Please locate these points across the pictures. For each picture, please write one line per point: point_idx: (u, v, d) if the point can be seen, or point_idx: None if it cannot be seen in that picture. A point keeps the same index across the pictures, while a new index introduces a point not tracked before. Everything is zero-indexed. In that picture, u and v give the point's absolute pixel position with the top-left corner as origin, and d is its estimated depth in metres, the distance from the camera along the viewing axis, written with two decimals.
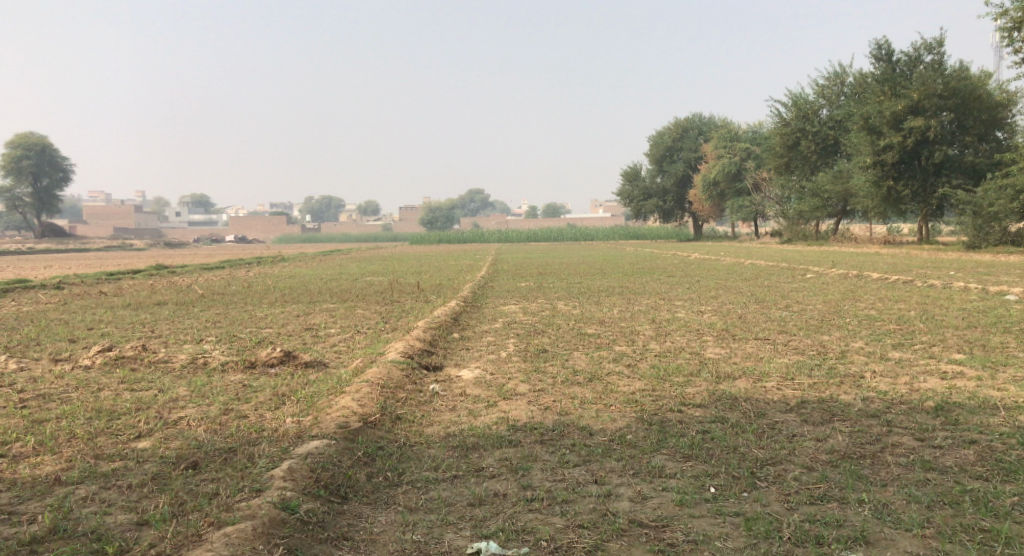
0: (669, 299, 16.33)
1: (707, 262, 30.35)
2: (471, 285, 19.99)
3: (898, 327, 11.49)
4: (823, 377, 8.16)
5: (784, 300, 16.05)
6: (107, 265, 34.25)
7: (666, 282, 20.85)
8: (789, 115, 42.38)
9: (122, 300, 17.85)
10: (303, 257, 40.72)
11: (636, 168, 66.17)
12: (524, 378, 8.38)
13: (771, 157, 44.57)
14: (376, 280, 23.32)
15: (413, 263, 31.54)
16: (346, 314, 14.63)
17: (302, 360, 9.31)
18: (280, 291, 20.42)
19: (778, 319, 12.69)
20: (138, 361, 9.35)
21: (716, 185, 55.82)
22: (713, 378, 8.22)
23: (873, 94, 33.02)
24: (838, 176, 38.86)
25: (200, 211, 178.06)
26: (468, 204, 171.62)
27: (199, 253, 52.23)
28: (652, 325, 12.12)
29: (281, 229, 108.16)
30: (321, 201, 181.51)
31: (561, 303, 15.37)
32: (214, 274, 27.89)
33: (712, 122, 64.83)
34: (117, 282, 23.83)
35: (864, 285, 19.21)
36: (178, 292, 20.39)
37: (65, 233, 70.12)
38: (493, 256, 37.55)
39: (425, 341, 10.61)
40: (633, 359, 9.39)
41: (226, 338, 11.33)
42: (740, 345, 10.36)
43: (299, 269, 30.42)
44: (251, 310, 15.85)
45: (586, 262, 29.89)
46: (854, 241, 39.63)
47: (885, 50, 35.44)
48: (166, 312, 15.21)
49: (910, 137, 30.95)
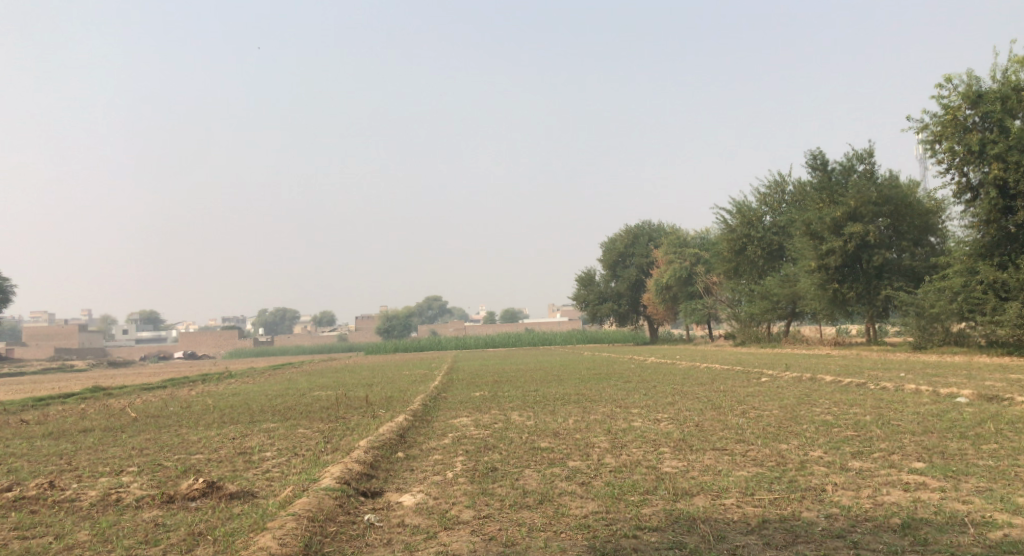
0: (625, 407, 15.86)
1: (662, 367, 30.15)
2: (422, 397, 19.21)
3: (856, 434, 11.15)
4: (784, 492, 7.69)
5: (740, 406, 15.67)
6: (40, 390, 32.54)
7: (622, 389, 20.33)
8: (734, 221, 43.47)
9: (47, 428, 16.70)
10: (250, 372, 39.51)
11: (589, 274, 66.75)
12: (469, 502, 7.78)
13: (719, 262, 45.35)
14: (323, 394, 22.45)
15: (364, 375, 30.69)
16: (286, 434, 13.79)
17: (227, 491, 8.57)
18: (221, 411, 19.43)
19: (736, 427, 12.25)
20: (42, 502, 8.55)
21: (668, 289, 56.44)
22: (670, 496, 7.72)
23: (812, 202, 34.14)
24: (785, 280, 39.59)
25: (149, 328, 174.46)
26: (424, 311, 171.46)
27: (143, 372, 50.45)
28: (606, 437, 11.61)
29: (232, 344, 105.90)
30: (276, 314, 179.66)
31: (514, 414, 14.75)
32: (155, 394, 26.72)
33: (660, 229, 66.21)
34: (47, 407, 22.49)
35: (818, 388, 19.02)
36: (109, 416, 19.24)
37: (2, 357, 67.29)
38: (447, 364, 36.90)
39: (366, 462, 9.93)
40: (586, 476, 8.85)
41: (148, 468, 10.52)
42: (698, 457, 9.89)
43: (245, 385, 29.34)
44: (184, 433, 14.92)
45: (541, 369, 29.47)
46: (805, 343, 39.97)
47: (820, 160, 36.92)
48: (91, 440, 14.20)
49: (850, 242, 31.80)
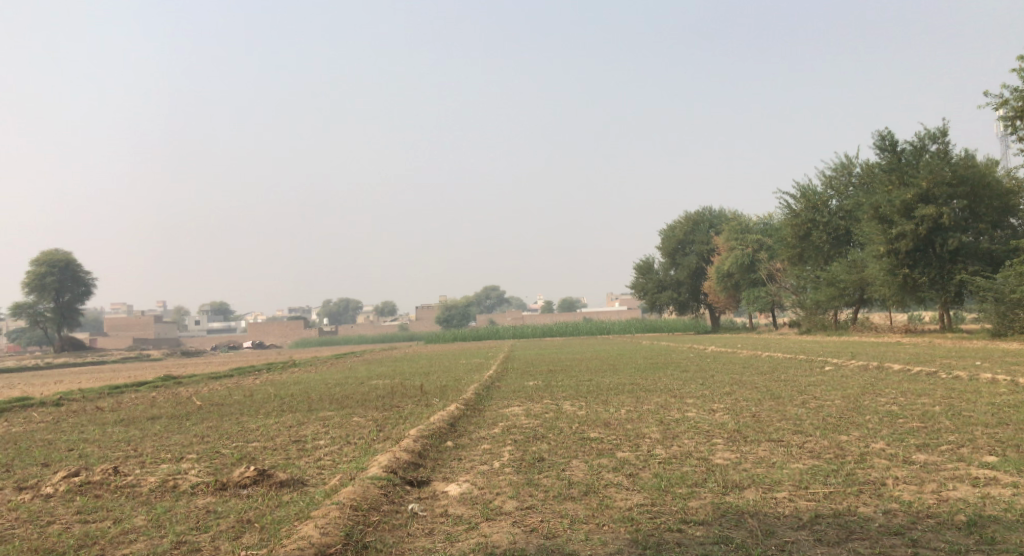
0: (680, 397, 15.56)
1: (723, 355, 29.53)
2: (476, 386, 19.22)
3: (922, 425, 10.68)
4: (840, 486, 7.38)
5: (801, 396, 15.19)
6: (115, 378, 33.73)
7: (680, 378, 19.98)
8: (798, 206, 42.32)
9: (117, 416, 17.25)
10: (313, 361, 40.26)
11: (649, 262, 65.96)
12: (513, 493, 7.70)
13: (783, 248, 44.24)
14: (381, 383, 22.68)
15: (422, 364, 30.92)
16: (341, 422, 13.95)
17: (277, 479, 8.67)
18: (282, 399, 19.78)
19: (794, 418, 11.88)
20: (104, 487, 8.81)
21: (730, 277, 55.38)
22: (719, 489, 7.49)
23: (881, 184, 32.97)
24: (852, 266, 38.37)
25: (219, 318, 179.70)
26: (484, 300, 172.45)
27: (212, 362, 51.89)
28: (658, 427, 11.39)
29: (298, 333, 108.21)
30: (340, 304, 183.07)
31: (567, 404, 14.63)
32: (221, 383, 27.43)
33: (722, 215, 64.96)
34: (120, 395, 23.30)
35: (885, 377, 18.34)
36: (176, 404, 19.78)
37: (85, 346, 70.16)
38: (505, 353, 36.91)
39: (415, 452, 9.94)
40: (635, 467, 8.67)
41: (206, 455, 10.75)
42: (752, 449, 9.60)
43: (307, 374, 29.87)
44: (244, 421, 15.22)
45: (599, 358, 29.22)
46: (875, 330, 38.69)
47: (889, 140, 35.61)
48: (155, 428, 14.60)
49: (922, 225, 30.59)
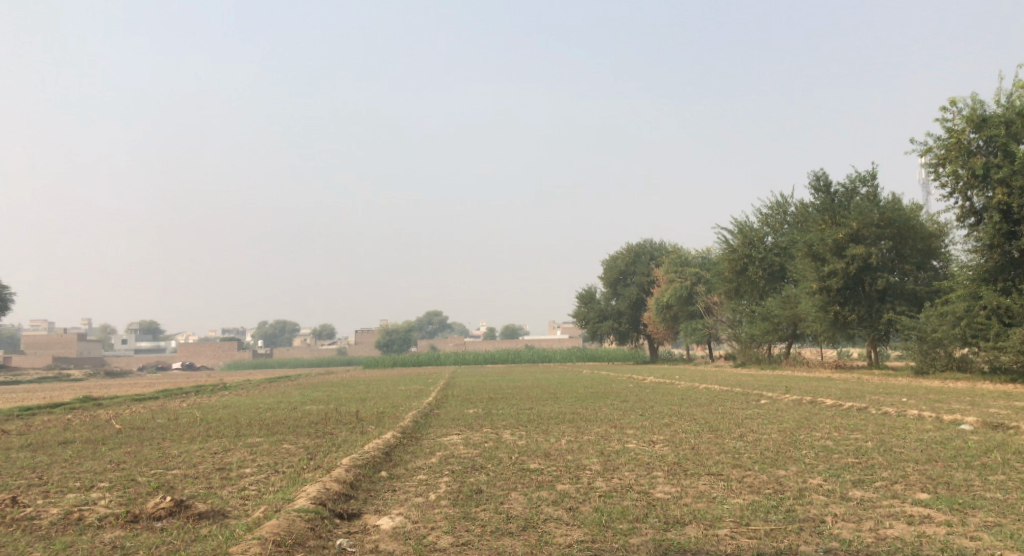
0: (620, 428, 15.43)
1: (661, 386, 29.56)
2: (414, 413, 18.76)
3: (857, 461, 10.73)
4: (781, 522, 7.29)
5: (738, 429, 15.22)
6: (31, 399, 32.01)
7: (619, 409, 19.85)
8: (736, 241, 43.14)
9: (28, 439, 16.22)
10: (245, 384, 39.02)
11: (590, 291, 66.35)
12: (448, 528, 7.37)
13: (721, 282, 44.95)
14: (315, 408, 22.02)
15: (359, 389, 30.22)
16: (270, 449, 13.36)
17: (196, 511, 8.16)
18: (209, 424, 18.96)
19: (733, 451, 11.84)
20: (1, 520, 8.14)
21: (669, 308, 55.99)
22: (660, 525, 7.29)
23: (815, 223, 33.81)
24: (786, 301, 39.15)
25: (149, 338, 174.06)
26: (423, 327, 171.49)
27: (137, 383, 49.89)
28: (599, 459, 11.19)
29: (230, 355, 105.22)
30: (277, 326, 179.39)
31: (506, 433, 14.34)
32: (146, 405, 26.27)
33: (662, 248, 65.89)
34: (34, 416, 22.08)
35: (819, 412, 18.57)
36: (94, 428, 18.76)
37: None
38: (443, 380, 36.31)
39: (346, 482, 9.49)
40: (574, 501, 8.42)
41: (120, 484, 10.09)
42: (692, 483, 9.46)
43: (237, 397, 28.86)
44: (166, 447, 14.47)
45: (538, 386, 28.96)
46: (806, 365, 39.42)
47: (823, 181, 36.63)
48: (69, 453, 13.75)
49: (852, 264, 31.40)
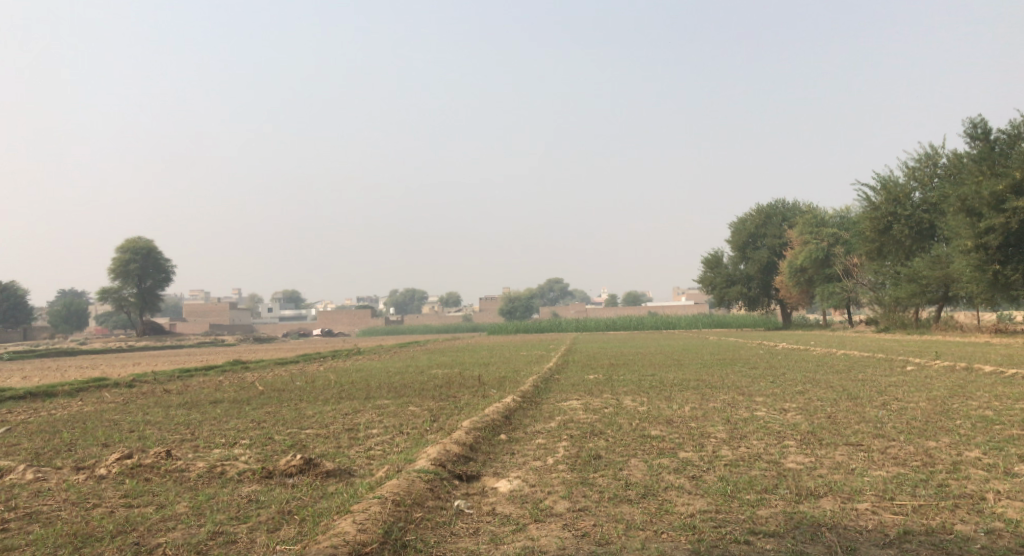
0: (748, 395, 14.79)
1: (795, 353, 28.23)
2: (535, 378, 18.75)
3: (1021, 434, 9.73)
4: (932, 499, 6.72)
5: (880, 397, 14.23)
6: (187, 362, 34.42)
7: (748, 376, 19.06)
8: (879, 198, 40.46)
9: (181, 399, 17.32)
10: (377, 350, 40.41)
11: (718, 255, 64.33)
12: (565, 492, 7.21)
13: (861, 242, 42.38)
14: (440, 372, 22.41)
15: (483, 354, 30.60)
16: (395, 411, 13.65)
17: (323, 469, 8.39)
18: (342, 387, 19.67)
19: (875, 421, 11.04)
20: (153, 471, 8.65)
21: (804, 271, 53.45)
22: (793, 497, 6.84)
23: (971, 175, 31.11)
24: (936, 261, 36.43)
25: (291, 305, 183.85)
26: (548, 293, 172.55)
27: (282, 348, 52.68)
28: (725, 427, 10.70)
29: (365, 322, 109.50)
30: (407, 295, 185.34)
31: (628, 399, 14.02)
32: (286, 369, 27.65)
33: (796, 208, 62.85)
34: (188, 378, 23.69)
35: (973, 380, 17.10)
36: (238, 389, 19.88)
37: (165, 332, 72.22)
38: (567, 345, 36.21)
39: (466, 444, 9.51)
40: (698, 469, 8.04)
41: (257, 442, 10.56)
42: (828, 453, 8.89)
43: (368, 362, 29.86)
44: (302, 408, 15.11)
45: (664, 352, 28.32)
46: (960, 330, 36.70)
47: (980, 128, 33.61)
48: (215, 412, 14.56)
49: (1014, 218, 28.71)
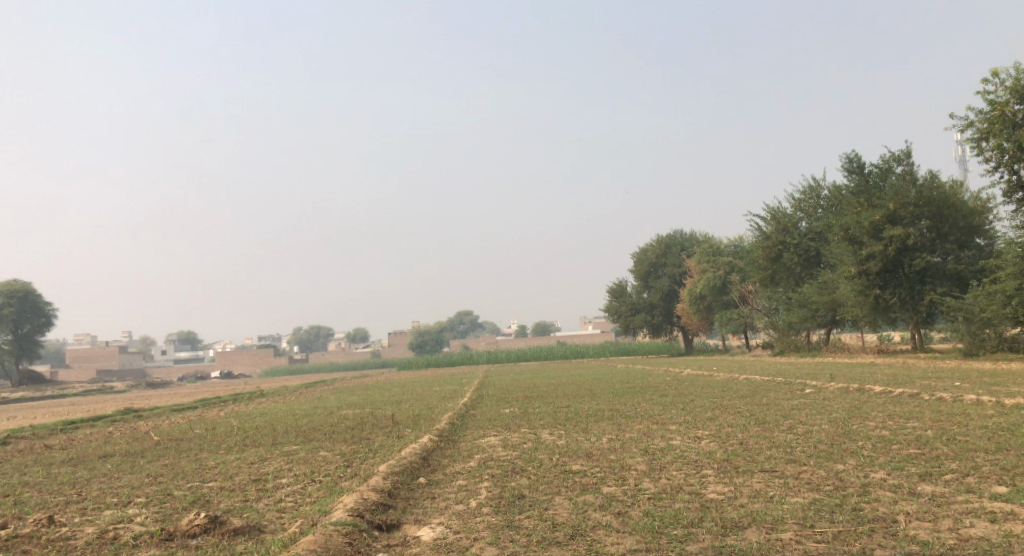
0: (662, 424, 14.96)
1: (699, 379, 28.96)
2: (450, 415, 18.45)
3: (919, 452, 10.15)
4: (850, 523, 6.86)
5: (786, 421, 14.64)
6: (75, 413, 32.34)
7: (659, 404, 19.32)
8: (769, 228, 42.29)
9: (67, 455, 16.15)
10: (282, 391, 39.07)
11: (621, 285, 65.65)
12: (492, 538, 6.98)
13: (755, 270, 44.13)
14: (351, 413, 21.75)
15: (394, 392, 29.96)
16: (306, 457, 13.10)
17: (229, 527, 7.87)
18: (247, 433, 18.83)
19: (785, 445, 11.28)
20: (35, 541, 7.93)
21: (702, 299, 55.13)
22: (718, 529, 6.85)
23: (850, 206, 32.89)
24: (823, 287, 38.23)
25: (187, 347, 176.30)
26: (457, 326, 172.02)
27: (177, 393, 50.25)
28: (644, 458, 10.74)
29: (266, 362, 106.00)
30: (310, 332, 181.01)
31: (545, 433, 13.93)
32: (185, 416, 26.32)
33: (693, 238, 64.93)
34: (75, 431, 22.11)
35: (869, 400, 17.85)
36: (132, 440, 18.72)
37: (45, 380, 67.69)
38: (477, 379, 35.97)
39: (384, 491, 9.14)
40: (623, 505, 7.98)
41: (155, 499, 9.88)
42: (746, 480, 9.01)
43: (273, 405, 28.78)
44: (203, 458, 14.32)
45: (574, 382, 28.52)
46: (848, 351, 38.51)
47: (856, 162, 35.70)
48: (107, 468, 13.61)
49: (890, 246, 30.48)
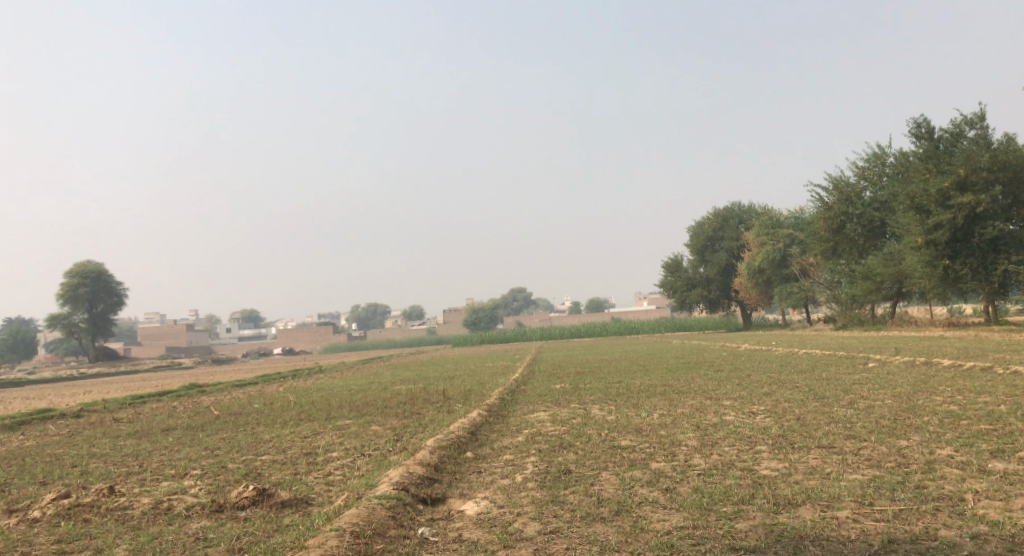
0: (716, 399, 14.63)
1: (757, 354, 28.35)
2: (502, 390, 18.41)
3: (989, 428, 9.66)
4: (911, 502, 6.54)
5: (847, 396, 14.17)
6: (142, 388, 33.43)
7: (714, 379, 18.96)
8: (831, 199, 41.00)
9: (132, 428, 16.62)
10: (339, 366, 39.69)
11: (677, 259, 64.70)
12: (536, 513, 6.87)
13: (816, 242, 42.91)
14: (404, 388, 21.92)
15: (448, 368, 30.17)
16: (357, 432, 13.19)
17: (277, 500, 7.92)
18: (303, 407, 19.12)
19: (844, 421, 10.88)
20: (92, 510, 8.10)
21: (761, 273, 53.92)
22: (770, 507, 6.60)
23: (918, 173, 31.61)
24: (889, 258, 36.95)
25: (250, 325, 180.83)
26: (512, 302, 172.86)
27: (240, 368, 51.48)
28: (695, 433, 10.49)
29: (326, 339, 108.02)
30: (369, 309, 183.99)
31: (595, 408, 13.76)
32: (245, 391, 26.92)
33: (751, 210, 63.46)
34: (140, 404, 22.84)
35: (935, 374, 17.20)
36: (193, 414, 19.18)
37: (118, 356, 70.18)
38: (531, 355, 35.91)
39: (430, 465, 9.11)
40: (671, 481, 7.78)
41: (210, 471, 10.04)
42: (802, 456, 8.69)
43: (330, 380, 29.23)
44: (259, 432, 14.56)
45: (628, 358, 28.27)
46: (915, 325, 37.21)
47: (924, 127, 34.27)
48: (167, 440, 13.94)
49: (960, 214, 29.20)
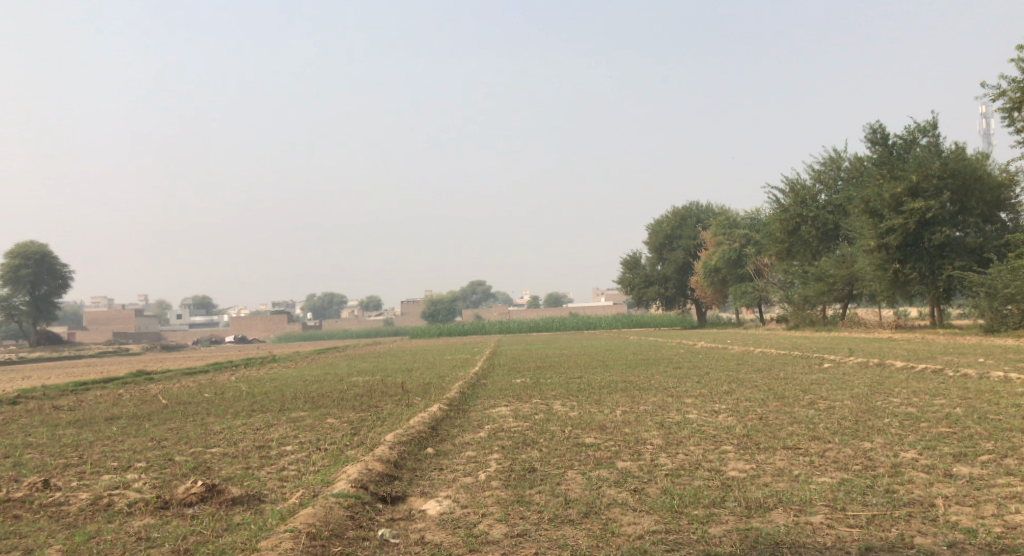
0: (678, 397, 14.54)
1: (714, 351, 28.51)
2: (461, 384, 18.14)
3: (950, 431, 9.66)
4: (884, 507, 6.43)
5: (807, 396, 14.18)
6: (88, 374, 32.36)
7: (673, 376, 18.95)
8: (787, 200, 41.44)
9: (75, 416, 15.94)
10: (293, 356, 38.95)
11: (635, 256, 64.96)
12: (501, 514, 6.60)
13: (771, 243, 43.37)
14: (361, 380, 21.48)
15: (405, 359, 29.80)
16: (312, 425, 12.77)
17: (228, 496, 7.54)
18: (257, 397, 18.61)
19: (806, 422, 10.83)
20: (25, 506, 7.61)
21: (717, 272, 54.41)
22: (742, 511, 6.44)
23: (872, 177, 32.07)
24: (842, 261, 37.51)
25: (202, 312, 177.27)
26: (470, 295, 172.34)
27: (188, 356, 50.26)
28: (660, 432, 10.32)
29: (280, 328, 106.43)
30: (324, 299, 181.90)
31: (557, 404, 13.55)
32: (195, 379, 26.18)
33: (709, 210, 63.97)
34: (84, 392, 21.99)
35: (890, 375, 17.39)
36: (140, 403, 18.52)
37: (62, 340, 68.13)
38: (488, 349, 35.71)
39: (390, 461, 8.80)
40: (639, 481, 7.57)
41: (156, 464, 9.56)
42: (769, 458, 8.58)
43: (283, 370, 28.62)
44: (208, 422, 14.04)
45: (586, 353, 28.21)
46: (864, 326, 37.86)
47: (879, 133, 34.81)
48: (111, 430, 13.35)
49: (911, 219, 29.68)
